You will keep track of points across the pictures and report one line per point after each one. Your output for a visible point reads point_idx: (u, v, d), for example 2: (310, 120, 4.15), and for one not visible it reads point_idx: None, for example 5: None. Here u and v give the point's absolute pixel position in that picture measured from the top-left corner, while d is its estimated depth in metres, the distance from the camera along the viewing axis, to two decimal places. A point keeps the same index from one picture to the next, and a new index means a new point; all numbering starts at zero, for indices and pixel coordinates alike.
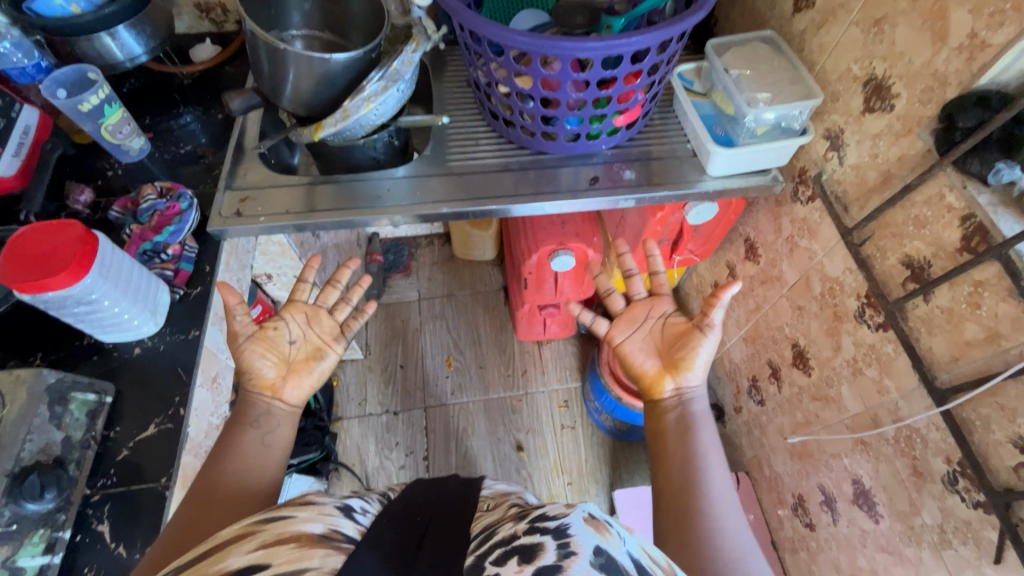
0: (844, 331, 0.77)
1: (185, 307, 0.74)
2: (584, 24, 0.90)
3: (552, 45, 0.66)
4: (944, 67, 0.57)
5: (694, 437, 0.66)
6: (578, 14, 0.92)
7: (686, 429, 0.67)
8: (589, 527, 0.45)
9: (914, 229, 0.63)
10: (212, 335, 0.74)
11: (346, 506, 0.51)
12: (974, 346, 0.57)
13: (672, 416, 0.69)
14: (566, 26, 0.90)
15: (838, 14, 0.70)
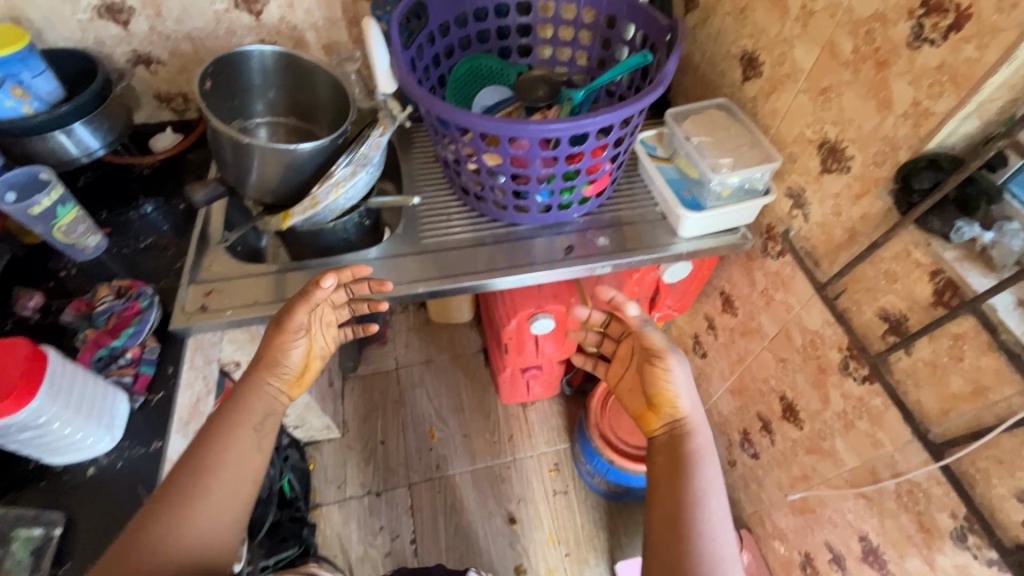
0: (830, 384, 0.76)
1: (145, 416, 0.68)
2: (545, 96, 0.94)
3: (519, 128, 0.67)
4: (893, 132, 0.60)
5: (690, 478, 0.62)
6: (539, 88, 0.95)
7: (681, 470, 0.63)
8: None
9: (887, 283, 0.64)
10: (177, 445, 0.69)
11: None
12: (962, 398, 0.57)
13: (668, 455, 0.66)
14: (530, 99, 0.93)
15: (786, 83, 0.75)
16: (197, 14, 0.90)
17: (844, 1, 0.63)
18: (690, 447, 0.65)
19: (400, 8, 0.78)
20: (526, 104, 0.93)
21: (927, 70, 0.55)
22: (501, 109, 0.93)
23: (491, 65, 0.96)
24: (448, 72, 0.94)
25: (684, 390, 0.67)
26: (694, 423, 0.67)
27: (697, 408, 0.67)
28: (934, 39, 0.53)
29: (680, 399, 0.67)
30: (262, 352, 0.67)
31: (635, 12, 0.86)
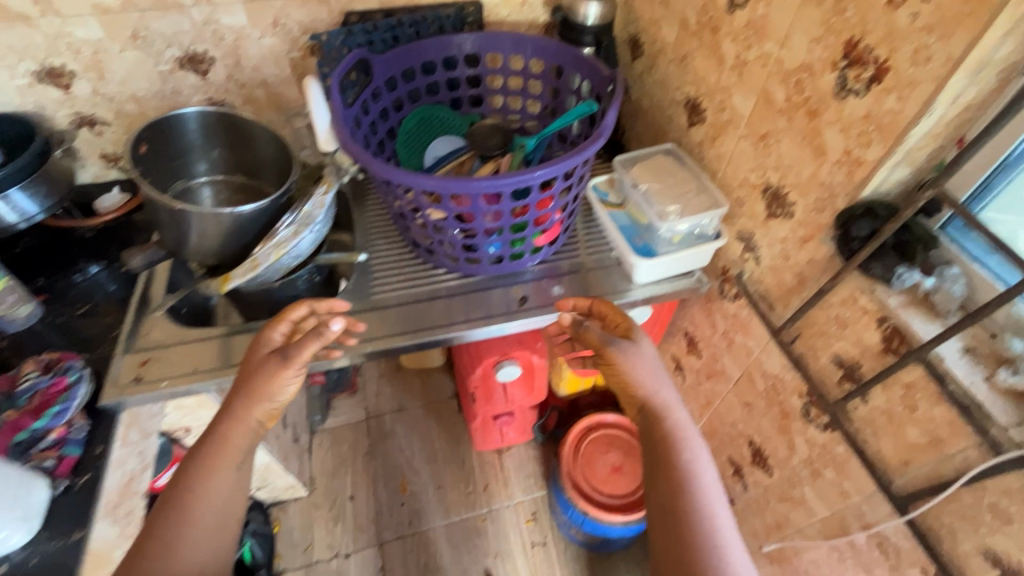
0: (795, 430, 0.74)
1: (69, 502, 0.63)
2: (498, 144, 0.94)
3: (459, 186, 0.66)
4: (830, 179, 0.60)
5: (676, 466, 0.62)
6: (492, 136, 0.95)
7: (667, 460, 0.62)
8: None
9: (838, 329, 0.63)
10: (103, 532, 0.63)
11: None
12: (920, 449, 0.56)
13: (650, 447, 0.65)
14: (483, 148, 0.93)
15: (728, 129, 0.75)
16: (142, 76, 0.89)
17: (773, 52, 0.64)
18: (668, 432, 0.64)
19: (341, 66, 0.77)
20: (478, 153, 0.92)
21: (854, 120, 0.55)
22: (453, 158, 0.93)
23: (442, 116, 0.96)
24: (398, 125, 0.94)
25: (649, 372, 0.67)
26: (666, 405, 0.66)
27: (667, 388, 0.67)
28: (858, 90, 0.54)
29: (647, 383, 0.67)
30: (251, 387, 0.63)
31: (580, 62, 0.87)
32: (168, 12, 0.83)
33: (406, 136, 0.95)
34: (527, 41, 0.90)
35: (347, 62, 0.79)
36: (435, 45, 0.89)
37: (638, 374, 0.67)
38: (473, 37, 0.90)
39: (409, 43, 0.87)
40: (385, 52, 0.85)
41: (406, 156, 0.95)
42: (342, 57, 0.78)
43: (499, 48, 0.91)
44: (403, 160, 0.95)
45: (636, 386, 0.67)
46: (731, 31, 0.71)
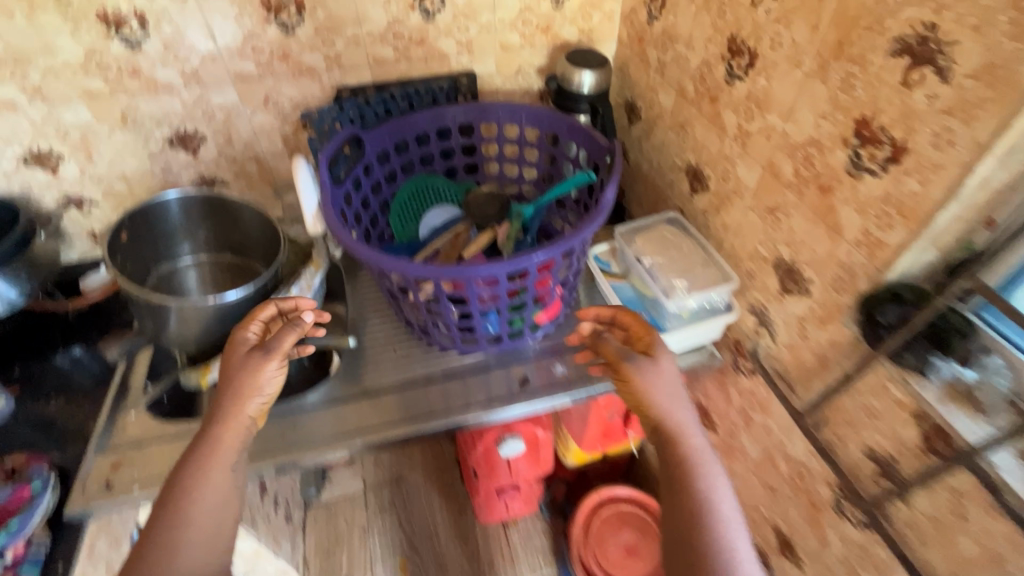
0: (826, 524, 0.67)
1: None
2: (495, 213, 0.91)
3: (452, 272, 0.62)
4: (848, 259, 0.55)
5: (692, 490, 0.58)
6: (489, 204, 0.93)
7: (684, 493, 0.58)
8: None
9: (869, 420, 0.57)
10: None
11: None
12: (975, 564, 0.49)
13: (664, 477, 0.60)
14: (478, 217, 0.90)
15: (733, 199, 0.72)
16: (131, 155, 0.88)
17: (778, 125, 0.61)
18: (684, 461, 0.59)
19: (330, 146, 0.76)
20: (474, 223, 0.89)
21: (871, 200, 0.51)
22: (449, 229, 0.90)
23: (437, 185, 0.94)
24: (391, 196, 0.92)
25: (666, 394, 0.62)
26: (681, 429, 0.61)
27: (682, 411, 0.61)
28: (874, 169, 0.50)
29: (661, 406, 0.61)
30: (232, 383, 0.59)
31: (575, 131, 0.85)
32: (158, 94, 0.82)
33: (400, 206, 0.92)
34: (521, 110, 0.88)
35: (336, 141, 0.77)
36: (427, 117, 0.88)
37: (653, 394, 0.62)
38: (465, 109, 0.88)
39: (401, 117, 0.85)
40: (376, 127, 0.83)
41: (401, 227, 0.93)
42: (331, 137, 0.77)
43: (493, 117, 0.90)
44: (397, 232, 0.92)
45: (651, 405, 0.62)
46: (731, 101, 0.68)
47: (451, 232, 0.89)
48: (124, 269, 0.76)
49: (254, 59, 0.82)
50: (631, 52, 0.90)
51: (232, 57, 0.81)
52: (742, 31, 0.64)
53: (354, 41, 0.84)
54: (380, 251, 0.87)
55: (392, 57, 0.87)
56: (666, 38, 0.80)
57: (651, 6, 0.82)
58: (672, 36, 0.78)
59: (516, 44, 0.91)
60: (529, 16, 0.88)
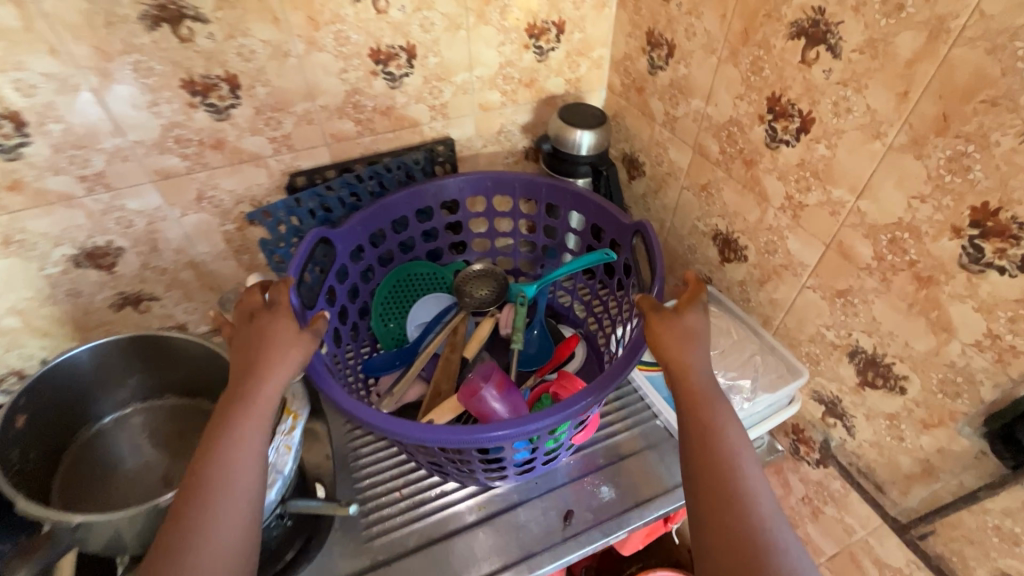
0: None
1: None
2: (491, 295, 0.77)
3: (484, 439, 0.50)
4: (964, 361, 0.47)
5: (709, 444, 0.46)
6: (480, 285, 0.78)
7: (700, 442, 0.47)
8: None
9: (1007, 545, 0.48)
10: None
11: None
12: None
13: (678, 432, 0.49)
14: (473, 302, 0.76)
15: (783, 274, 0.62)
16: (19, 285, 0.67)
17: (848, 199, 0.52)
18: (697, 409, 0.49)
19: (295, 261, 0.60)
20: (470, 310, 0.75)
21: (1001, 300, 0.42)
22: (440, 324, 0.75)
23: (422, 271, 0.80)
24: (370, 292, 0.78)
25: (675, 332, 0.51)
26: (688, 368, 0.50)
27: (691, 352, 0.50)
28: (1003, 266, 0.42)
29: (674, 349, 0.50)
30: (259, 356, 0.50)
31: (583, 202, 0.73)
32: (52, 207, 0.63)
33: (382, 303, 0.78)
34: (513, 179, 0.75)
35: (302, 254, 0.61)
36: (404, 200, 0.73)
37: (670, 340, 0.51)
38: (450, 184, 0.75)
39: (374, 203, 0.70)
40: (345, 222, 0.68)
41: (384, 327, 0.79)
42: (297, 248, 0.61)
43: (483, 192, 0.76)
44: (379, 334, 0.78)
45: (666, 349, 0.51)
46: (775, 167, 0.59)
47: (445, 327, 0.75)
48: (29, 456, 0.56)
49: (179, 151, 0.65)
50: (627, 103, 0.80)
51: (150, 153, 0.64)
52: (789, 91, 0.54)
53: (306, 118, 0.68)
54: (363, 364, 0.74)
55: (354, 132, 0.72)
56: (675, 90, 0.70)
57: (652, 54, 0.72)
58: (684, 89, 0.68)
59: (497, 102, 0.79)
60: (511, 71, 0.76)
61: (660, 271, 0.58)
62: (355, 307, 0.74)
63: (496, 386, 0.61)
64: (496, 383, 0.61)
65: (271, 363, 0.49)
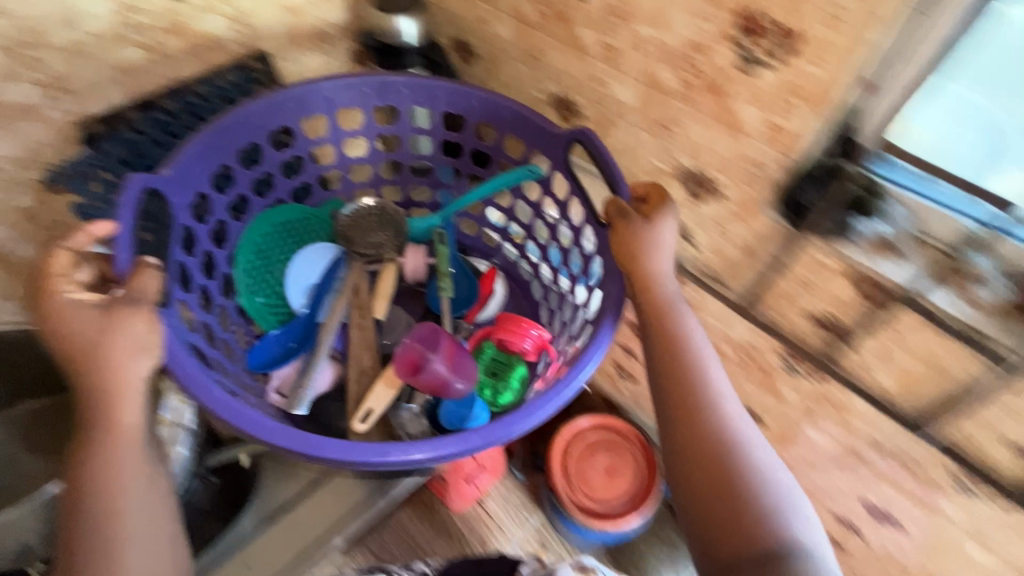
0: (780, 383, 0.73)
1: None
2: (385, 239, 0.77)
3: (419, 457, 0.51)
4: (756, 152, 0.56)
5: (678, 345, 0.56)
6: (375, 230, 0.78)
7: (667, 344, 0.56)
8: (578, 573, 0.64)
9: (807, 291, 0.61)
10: None
11: None
12: (923, 377, 0.58)
13: (647, 335, 0.57)
14: (367, 250, 0.76)
15: (616, 120, 0.68)
16: None
17: (648, 33, 0.57)
18: (658, 308, 0.57)
19: (121, 238, 0.51)
20: (360, 258, 0.75)
21: (770, 90, 0.52)
22: (331, 284, 0.74)
23: (293, 217, 0.77)
24: (237, 255, 0.74)
25: (638, 240, 0.57)
26: (651, 275, 0.57)
27: (653, 253, 0.57)
28: (768, 60, 0.50)
29: (642, 256, 0.57)
30: (90, 343, 0.47)
31: (496, 111, 0.69)
32: None
33: (250, 267, 0.75)
34: (398, 82, 0.69)
35: (129, 210, 0.52)
36: (254, 119, 0.66)
37: (638, 249, 0.57)
38: (315, 92, 0.67)
39: (207, 128, 0.62)
40: (172, 165, 0.60)
41: (259, 301, 0.75)
42: (121, 198, 0.52)
43: (361, 101, 0.70)
44: (256, 309, 0.74)
45: (633, 258, 0.57)
46: (585, 17, 0.62)
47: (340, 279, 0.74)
48: None
49: None
50: None
51: None
52: None
53: (75, 52, 0.58)
54: (242, 352, 0.73)
55: (144, 60, 0.64)
56: None
57: None
58: None
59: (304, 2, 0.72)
60: None
61: (626, 189, 0.59)
62: (214, 285, 0.70)
63: (439, 352, 0.67)
64: (442, 353, 0.67)
65: (113, 362, 0.47)
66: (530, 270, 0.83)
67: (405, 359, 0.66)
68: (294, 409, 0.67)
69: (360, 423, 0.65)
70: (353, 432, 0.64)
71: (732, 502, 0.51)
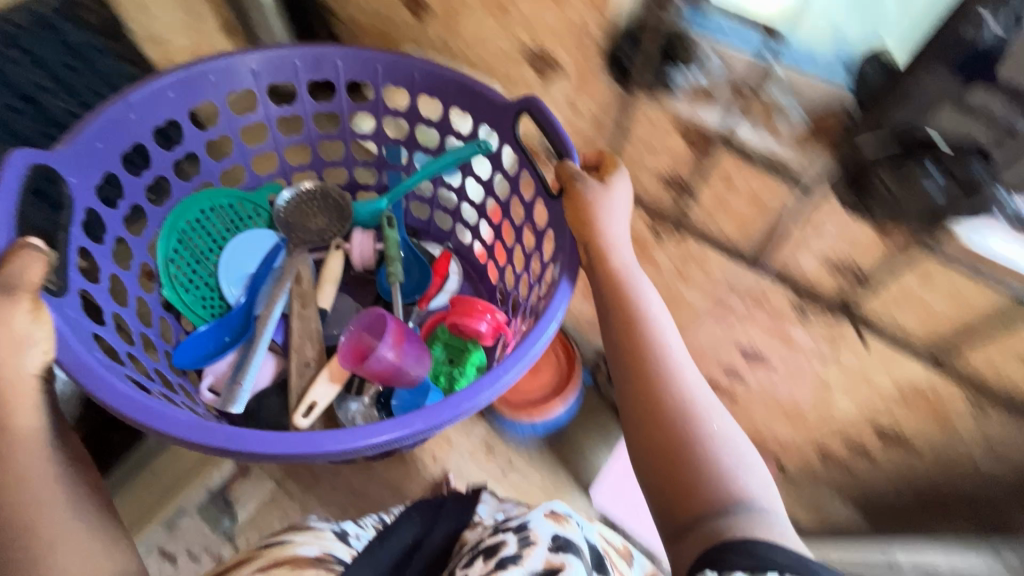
0: (652, 249, 0.78)
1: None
2: (320, 225, 0.82)
3: (378, 441, 0.51)
4: (577, 17, 0.60)
5: (636, 311, 0.56)
6: (312, 216, 0.82)
7: (621, 310, 0.56)
8: (550, 521, 0.58)
9: (651, 150, 0.66)
10: None
11: (341, 531, 0.64)
12: (751, 214, 0.63)
13: (603, 304, 0.57)
14: (310, 237, 0.81)
15: (461, 8, 0.70)
16: None
17: None
18: (615, 276, 0.57)
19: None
20: (304, 244, 0.81)
21: None
22: (271, 272, 0.78)
23: (224, 203, 0.80)
24: (160, 245, 0.74)
25: (591, 204, 0.58)
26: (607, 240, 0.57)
27: (607, 219, 0.57)
28: None
29: (596, 222, 0.57)
30: None
31: (439, 80, 0.69)
32: None
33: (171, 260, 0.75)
34: (331, 53, 0.69)
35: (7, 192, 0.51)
36: (170, 94, 0.67)
37: (593, 213, 0.58)
38: (240, 65, 0.68)
39: (118, 102, 0.63)
40: (68, 144, 0.60)
41: (187, 295, 0.76)
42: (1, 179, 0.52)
43: (292, 73, 0.71)
44: (186, 302, 0.76)
45: (587, 223, 0.57)
46: None
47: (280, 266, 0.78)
48: None
49: None
50: None
51: None
52: None
53: None
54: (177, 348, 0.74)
55: None
56: None
57: None
58: None
59: None
60: None
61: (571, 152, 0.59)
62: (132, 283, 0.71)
63: (386, 339, 0.70)
64: (389, 340, 0.69)
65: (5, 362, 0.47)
66: (484, 256, 0.86)
67: (350, 347, 0.70)
68: (230, 407, 0.70)
69: (302, 416, 0.70)
70: (295, 426, 0.69)
71: (687, 471, 0.50)
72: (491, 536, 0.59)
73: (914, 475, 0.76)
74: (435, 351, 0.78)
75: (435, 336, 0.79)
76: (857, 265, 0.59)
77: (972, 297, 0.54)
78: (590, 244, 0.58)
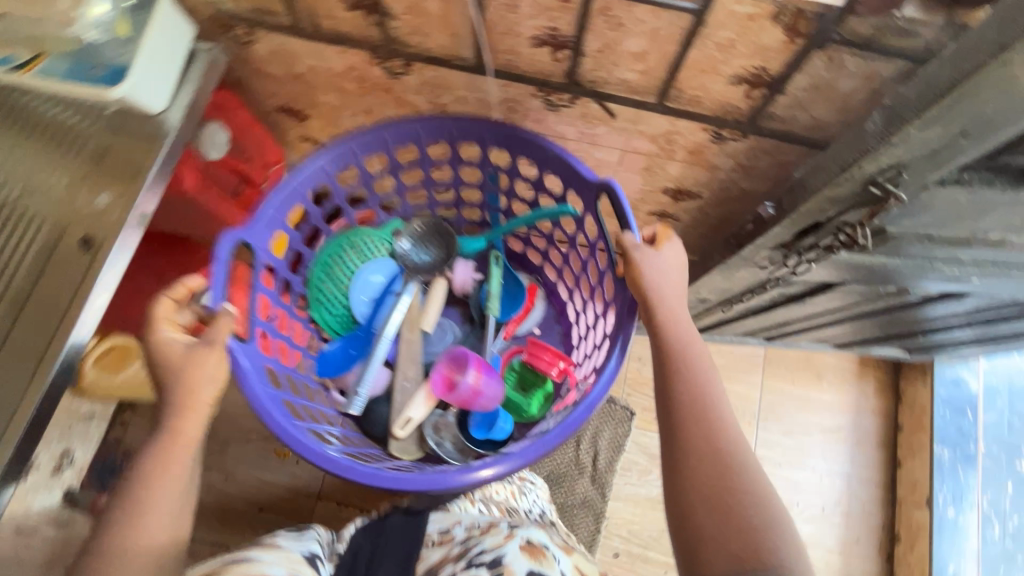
0: (400, 91, 0.73)
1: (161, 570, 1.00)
2: (437, 256, 0.88)
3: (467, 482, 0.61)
4: None
5: (685, 358, 0.59)
6: (431, 246, 0.89)
7: (666, 354, 0.60)
8: (526, 556, 0.57)
9: None
10: None
11: (310, 556, 0.60)
12: (451, 15, 0.58)
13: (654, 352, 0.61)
14: (421, 266, 0.88)
15: None
16: None
17: None
18: (665, 324, 0.61)
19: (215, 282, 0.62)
20: (417, 274, 0.87)
21: None
22: (390, 302, 0.84)
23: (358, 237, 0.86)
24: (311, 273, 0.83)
25: (648, 266, 0.62)
26: (658, 296, 0.61)
27: (664, 279, 0.62)
28: None
29: (654, 279, 0.61)
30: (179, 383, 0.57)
31: (518, 140, 0.71)
32: None
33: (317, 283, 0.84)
34: (451, 122, 0.71)
35: (221, 265, 0.63)
36: (324, 166, 0.74)
37: (652, 275, 0.61)
38: (379, 136, 0.73)
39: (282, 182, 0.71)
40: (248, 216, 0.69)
41: (327, 313, 0.85)
42: (217, 252, 0.63)
43: (415, 134, 0.73)
44: (323, 317, 0.85)
45: (642, 282, 0.62)
46: None
47: (396, 294, 0.84)
48: None
49: None
50: None
51: None
52: None
53: None
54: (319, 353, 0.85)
55: None
56: None
57: None
58: None
59: None
60: None
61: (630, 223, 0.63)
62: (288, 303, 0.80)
63: (471, 370, 0.79)
64: (476, 368, 0.79)
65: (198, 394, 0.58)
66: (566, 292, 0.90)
67: (441, 378, 0.80)
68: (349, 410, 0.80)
69: (399, 429, 0.77)
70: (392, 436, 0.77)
71: (706, 519, 0.51)
72: (462, 568, 0.58)
73: (707, 217, 0.83)
74: (509, 380, 0.86)
75: (510, 365, 0.87)
76: (558, 34, 0.56)
77: (657, 27, 0.53)
78: (642, 298, 0.62)
